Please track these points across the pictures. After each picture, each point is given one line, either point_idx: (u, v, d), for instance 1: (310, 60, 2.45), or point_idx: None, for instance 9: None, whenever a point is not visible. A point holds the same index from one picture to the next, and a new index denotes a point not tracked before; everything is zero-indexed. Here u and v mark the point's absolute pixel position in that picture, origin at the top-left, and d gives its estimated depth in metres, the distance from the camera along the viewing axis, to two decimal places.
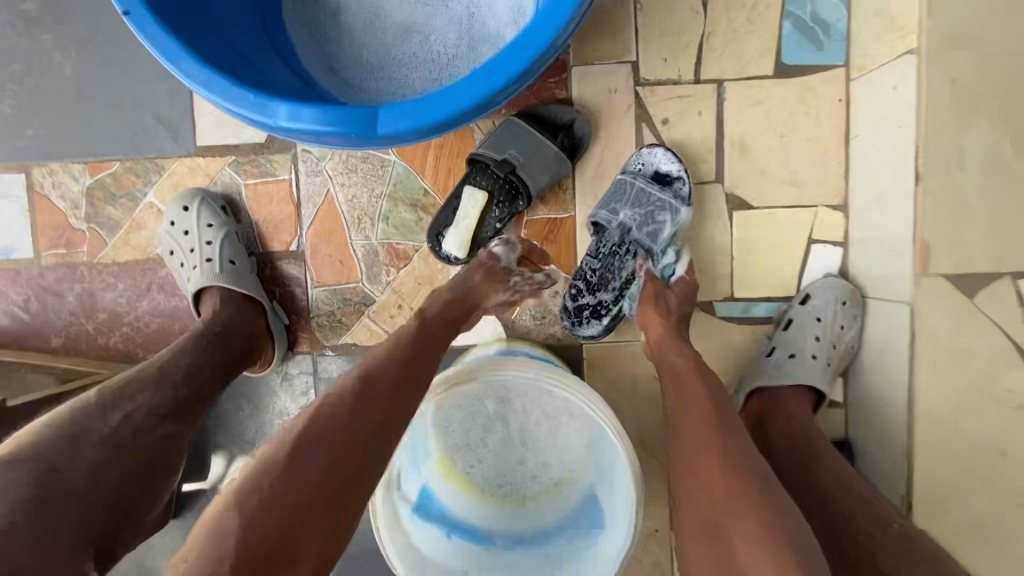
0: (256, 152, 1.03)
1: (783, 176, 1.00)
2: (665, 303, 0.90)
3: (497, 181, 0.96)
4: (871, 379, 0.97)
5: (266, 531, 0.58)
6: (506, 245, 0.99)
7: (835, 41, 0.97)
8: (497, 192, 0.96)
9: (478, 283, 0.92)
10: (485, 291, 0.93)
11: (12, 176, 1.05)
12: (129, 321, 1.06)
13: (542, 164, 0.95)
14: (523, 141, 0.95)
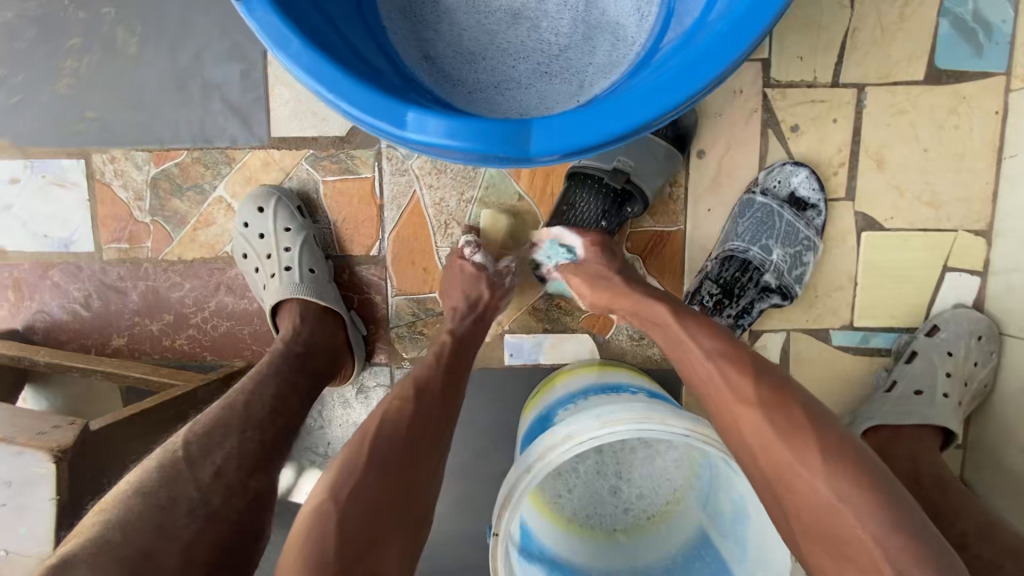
0: (336, 145, 0.93)
1: (922, 196, 0.90)
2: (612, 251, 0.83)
3: (606, 197, 0.87)
4: (1006, 422, 0.89)
5: (355, 534, 0.56)
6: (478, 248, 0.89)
7: (998, 44, 0.86)
8: (607, 209, 0.87)
9: (488, 300, 0.86)
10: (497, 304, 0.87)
11: (70, 162, 0.96)
12: (195, 323, 0.99)
13: (654, 168, 0.85)
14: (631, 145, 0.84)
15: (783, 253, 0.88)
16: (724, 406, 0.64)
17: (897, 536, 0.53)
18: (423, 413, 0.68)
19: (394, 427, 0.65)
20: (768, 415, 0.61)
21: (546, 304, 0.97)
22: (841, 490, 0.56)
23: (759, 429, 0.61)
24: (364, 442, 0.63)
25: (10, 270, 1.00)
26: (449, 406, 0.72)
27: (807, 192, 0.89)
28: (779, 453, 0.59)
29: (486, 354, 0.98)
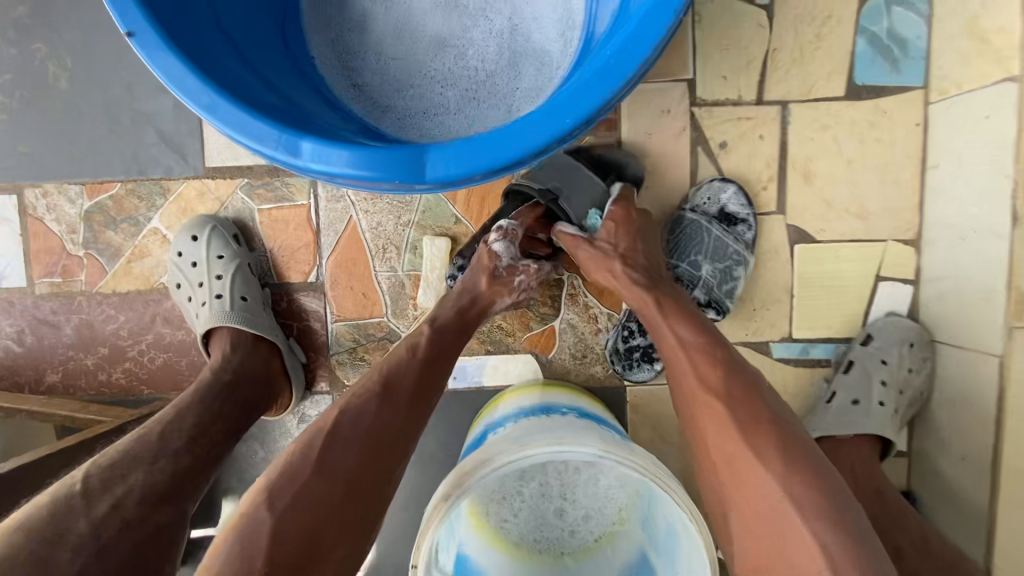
0: (270, 174, 0.93)
1: (851, 207, 0.91)
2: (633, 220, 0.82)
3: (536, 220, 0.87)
4: (944, 431, 0.88)
5: (292, 541, 0.57)
6: (505, 237, 0.83)
7: (914, 59, 0.88)
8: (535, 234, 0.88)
9: (486, 295, 0.82)
10: (492, 299, 0.83)
11: (2, 197, 0.96)
12: (130, 356, 0.97)
13: (584, 198, 0.86)
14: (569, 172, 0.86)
15: (709, 267, 0.88)
16: (689, 393, 0.66)
17: (836, 534, 0.53)
18: (383, 417, 0.67)
19: (343, 437, 0.64)
20: (734, 409, 0.62)
21: (488, 326, 0.96)
22: (787, 478, 0.57)
23: (721, 425, 0.61)
24: (316, 447, 0.63)
25: None
26: (415, 409, 0.70)
27: (736, 208, 0.89)
28: (732, 443, 0.60)
29: None
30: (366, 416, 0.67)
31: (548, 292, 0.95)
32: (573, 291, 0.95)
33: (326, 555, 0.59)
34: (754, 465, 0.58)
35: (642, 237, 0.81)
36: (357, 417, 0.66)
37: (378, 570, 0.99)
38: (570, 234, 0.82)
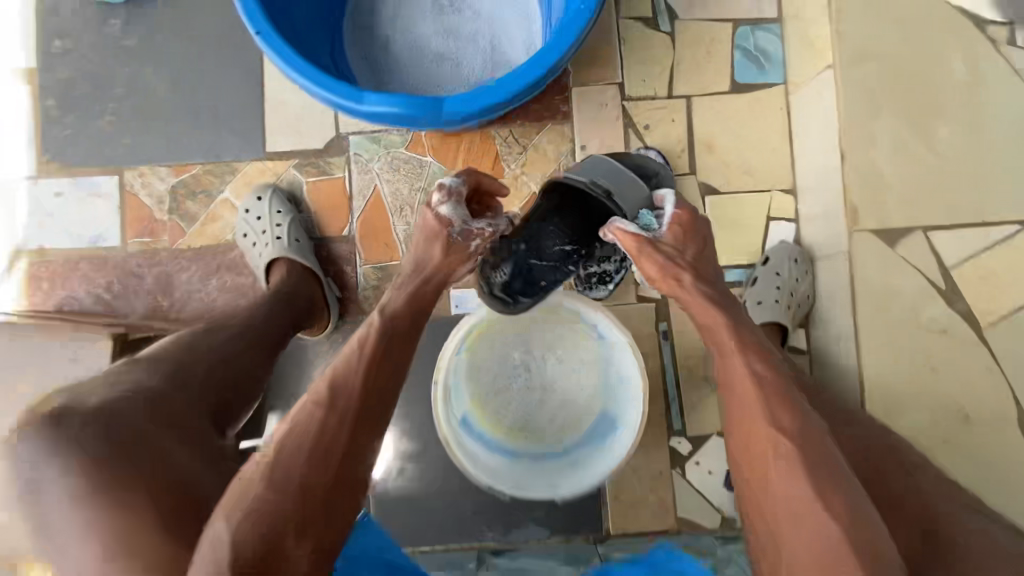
0: (316, 156, 1.25)
1: (743, 168, 1.25)
2: (696, 232, 0.90)
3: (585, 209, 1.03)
4: (827, 324, 1.19)
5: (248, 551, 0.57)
6: (449, 198, 0.88)
7: (775, 65, 1.26)
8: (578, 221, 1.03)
9: (439, 261, 0.85)
10: (448, 268, 0.86)
11: (106, 178, 1.25)
12: (199, 298, 1.24)
13: (633, 197, 0.99)
14: (616, 174, 1.02)
15: None
16: (753, 426, 0.73)
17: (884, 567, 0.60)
18: (336, 421, 0.66)
19: (333, 442, 0.65)
20: (805, 455, 0.69)
21: None
22: (838, 517, 0.63)
23: (792, 471, 0.68)
24: (270, 457, 0.63)
25: (47, 265, 1.24)
26: (362, 424, 0.68)
27: (658, 166, 1.20)
28: (804, 489, 0.66)
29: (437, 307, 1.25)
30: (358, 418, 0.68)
31: None
32: None
33: (287, 559, 0.59)
34: (808, 500, 0.65)
35: (696, 252, 0.88)
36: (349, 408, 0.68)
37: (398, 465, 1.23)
38: (634, 235, 0.87)
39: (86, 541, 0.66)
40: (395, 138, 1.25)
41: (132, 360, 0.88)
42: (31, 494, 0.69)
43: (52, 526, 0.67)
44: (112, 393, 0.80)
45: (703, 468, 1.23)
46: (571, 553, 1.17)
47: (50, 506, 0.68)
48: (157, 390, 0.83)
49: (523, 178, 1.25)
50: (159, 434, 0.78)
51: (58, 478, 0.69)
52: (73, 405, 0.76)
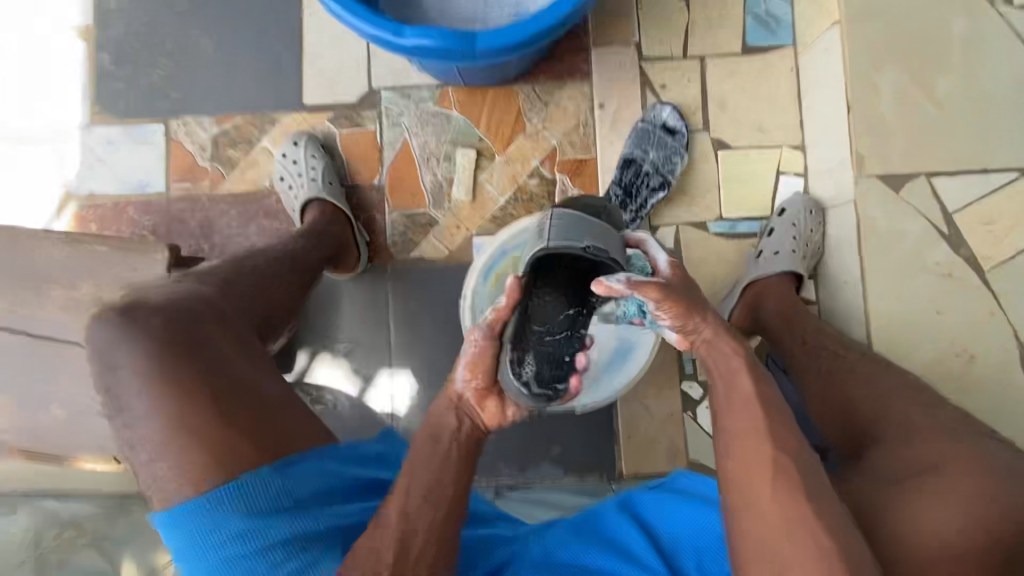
0: (349, 109, 1.33)
1: (754, 125, 1.31)
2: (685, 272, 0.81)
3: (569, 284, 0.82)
4: (833, 272, 1.23)
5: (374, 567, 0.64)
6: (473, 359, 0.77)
7: (785, 28, 1.32)
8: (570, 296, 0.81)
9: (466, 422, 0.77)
10: (483, 403, 0.78)
11: (154, 127, 1.33)
12: (237, 240, 1.31)
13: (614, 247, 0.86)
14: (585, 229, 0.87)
15: (656, 157, 1.27)
16: (752, 437, 0.70)
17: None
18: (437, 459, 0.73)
19: (439, 484, 0.71)
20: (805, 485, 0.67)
21: (503, 214, 1.31)
22: (829, 527, 0.65)
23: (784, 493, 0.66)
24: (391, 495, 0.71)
25: (97, 207, 1.32)
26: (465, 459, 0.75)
27: (674, 121, 1.29)
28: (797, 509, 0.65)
29: (459, 253, 1.30)
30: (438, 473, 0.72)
31: (545, 188, 1.31)
32: (564, 189, 1.32)
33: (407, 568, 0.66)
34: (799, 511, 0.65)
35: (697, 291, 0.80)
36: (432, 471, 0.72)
37: (421, 403, 1.28)
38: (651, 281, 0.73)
39: (150, 416, 0.68)
40: (423, 93, 1.33)
41: (184, 273, 0.89)
42: (106, 372, 0.70)
43: (116, 392, 0.70)
44: (172, 294, 0.79)
45: None
46: (587, 489, 1.21)
47: (121, 383, 0.69)
48: (212, 296, 0.84)
49: (544, 132, 1.32)
50: (214, 333, 0.77)
51: (129, 359, 0.70)
52: (140, 299, 0.75)
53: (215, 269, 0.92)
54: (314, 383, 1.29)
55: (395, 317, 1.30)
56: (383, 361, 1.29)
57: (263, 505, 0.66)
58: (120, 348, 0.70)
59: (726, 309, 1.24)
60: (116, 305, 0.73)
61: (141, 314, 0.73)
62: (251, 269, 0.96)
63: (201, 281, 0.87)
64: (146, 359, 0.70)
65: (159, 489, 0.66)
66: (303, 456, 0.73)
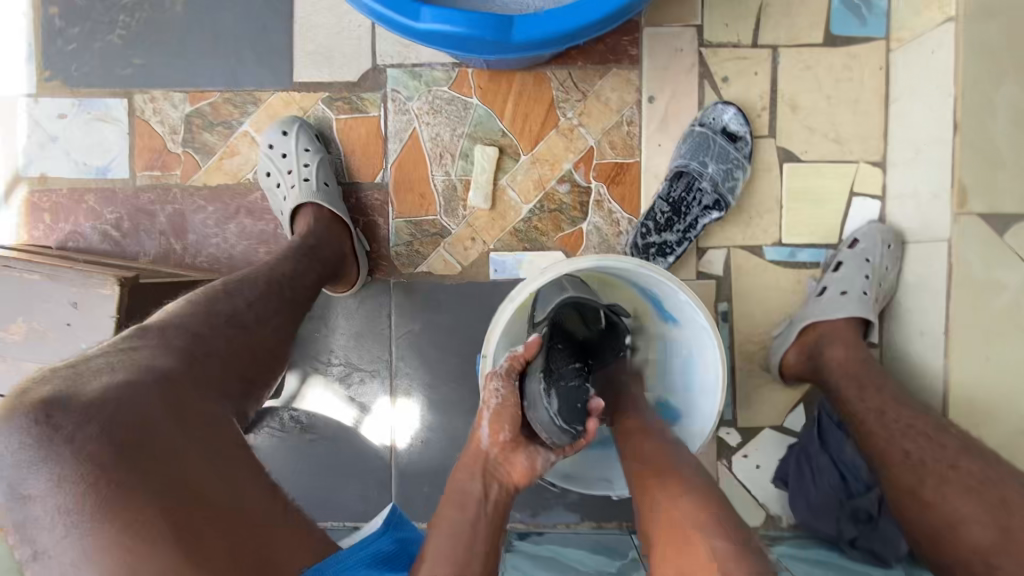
0: (349, 90, 1.11)
1: (830, 134, 1.10)
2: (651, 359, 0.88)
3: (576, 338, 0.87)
4: (907, 315, 1.06)
5: None
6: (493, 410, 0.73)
7: (879, 15, 1.09)
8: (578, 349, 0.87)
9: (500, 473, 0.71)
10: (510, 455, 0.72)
11: (114, 100, 1.12)
12: (215, 242, 1.12)
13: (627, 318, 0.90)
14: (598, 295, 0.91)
15: (714, 169, 1.07)
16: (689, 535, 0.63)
17: None
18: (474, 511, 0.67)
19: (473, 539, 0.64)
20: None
21: (525, 226, 1.12)
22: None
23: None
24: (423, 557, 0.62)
25: (50, 194, 1.12)
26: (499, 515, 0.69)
27: (737, 126, 1.09)
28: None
29: (473, 270, 1.13)
30: (469, 549, 0.63)
31: (577, 197, 1.12)
32: (599, 198, 1.12)
33: None
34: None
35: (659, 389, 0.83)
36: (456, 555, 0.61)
37: (424, 437, 1.14)
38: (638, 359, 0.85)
39: (84, 567, 0.46)
40: (437, 74, 1.11)
41: (143, 330, 0.68)
42: (14, 503, 0.48)
43: (31, 533, 0.47)
44: (116, 376, 0.57)
45: (750, 462, 1.14)
46: (606, 543, 1.09)
47: (36, 522, 0.47)
48: (171, 370, 0.62)
49: (580, 129, 1.11)
50: (170, 429, 0.55)
51: (50, 486, 0.48)
52: (69, 391, 0.53)
53: (183, 309, 0.73)
54: (304, 408, 1.14)
55: (397, 340, 1.13)
56: (383, 388, 1.14)
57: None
58: (35, 467, 0.48)
59: (779, 349, 1.08)
60: (39, 398, 0.52)
61: (65, 419, 0.51)
62: (228, 314, 0.76)
63: (166, 341, 0.67)
64: (76, 484, 0.48)
65: None
66: (326, 565, 0.56)
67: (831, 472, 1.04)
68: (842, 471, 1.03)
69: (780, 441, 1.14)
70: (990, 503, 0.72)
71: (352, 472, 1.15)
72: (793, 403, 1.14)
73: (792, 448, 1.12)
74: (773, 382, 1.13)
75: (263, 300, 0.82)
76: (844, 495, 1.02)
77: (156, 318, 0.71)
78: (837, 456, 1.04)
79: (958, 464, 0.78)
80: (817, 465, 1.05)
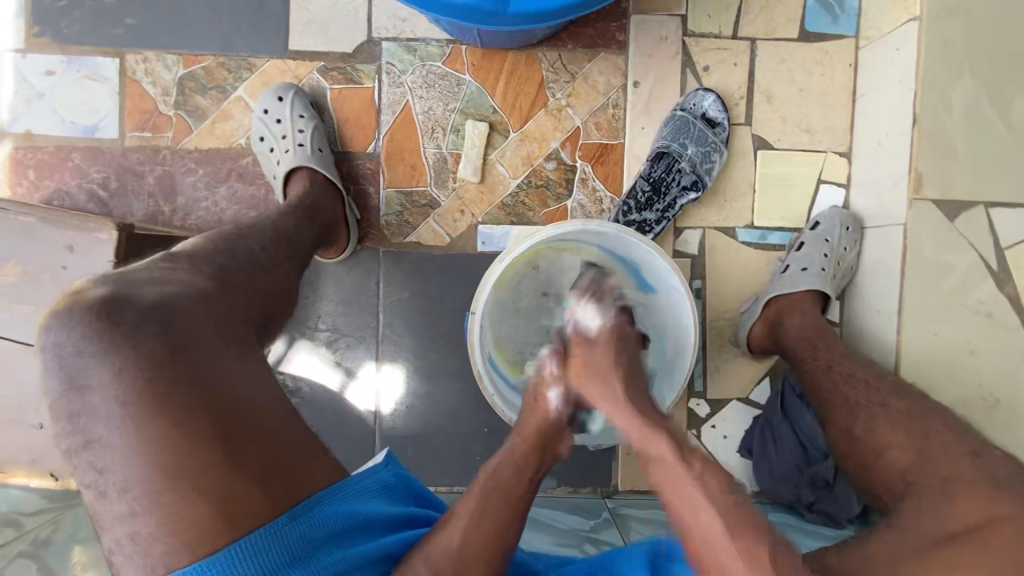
0: (343, 61, 1.13)
1: (801, 124, 1.17)
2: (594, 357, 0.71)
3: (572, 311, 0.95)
4: (864, 295, 1.14)
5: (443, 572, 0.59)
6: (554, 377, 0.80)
7: (849, 15, 1.16)
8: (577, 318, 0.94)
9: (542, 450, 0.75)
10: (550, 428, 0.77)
11: (105, 60, 1.11)
12: (205, 206, 1.13)
13: None
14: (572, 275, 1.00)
15: (692, 151, 1.12)
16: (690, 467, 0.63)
17: None
18: (515, 483, 0.70)
19: (512, 501, 0.68)
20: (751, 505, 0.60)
21: (513, 200, 1.16)
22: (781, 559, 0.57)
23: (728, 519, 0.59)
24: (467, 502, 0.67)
25: (35, 151, 1.12)
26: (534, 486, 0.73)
27: (716, 113, 1.15)
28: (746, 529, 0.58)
29: (461, 241, 1.16)
30: (510, 510, 0.67)
31: (563, 175, 1.16)
32: (584, 177, 1.17)
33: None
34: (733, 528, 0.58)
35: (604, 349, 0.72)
36: (500, 520, 0.65)
37: (407, 402, 1.17)
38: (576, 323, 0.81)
39: (134, 457, 0.49)
40: (432, 50, 1.14)
41: (171, 254, 0.70)
42: (75, 394, 0.51)
43: (86, 422, 0.50)
44: (166, 289, 0.60)
45: (718, 432, 1.21)
46: (581, 505, 1.15)
47: (91, 410, 0.50)
48: (210, 291, 0.65)
49: (567, 110, 1.16)
50: (215, 343, 0.58)
51: (109, 378, 0.51)
52: (128, 293, 0.56)
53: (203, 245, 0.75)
54: (289, 371, 1.16)
55: (384, 307, 1.16)
56: (369, 354, 1.17)
57: (275, 561, 0.51)
58: (92, 362, 0.52)
59: (745, 323, 1.14)
60: (96, 300, 0.55)
61: (125, 318, 0.54)
62: (247, 254, 0.78)
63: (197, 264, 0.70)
64: (135, 380, 0.51)
65: (141, 557, 0.48)
66: (319, 498, 0.57)
67: (790, 440, 1.10)
68: (801, 440, 1.09)
69: (746, 413, 1.21)
70: (917, 436, 0.82)
71: (334, 435, 1.17)
72: (759, 377, 1.21)
73: (756, 420, 1.18)
74: (741, 356, 1.20)
75: (276, 247, 0.85)
76: (802, 462, 1.08)
77: (187, 246, 0.74)
78: (797, 425, 1.09)
79: (887, 402, 0.88)
80: (778, 433, 1.12)
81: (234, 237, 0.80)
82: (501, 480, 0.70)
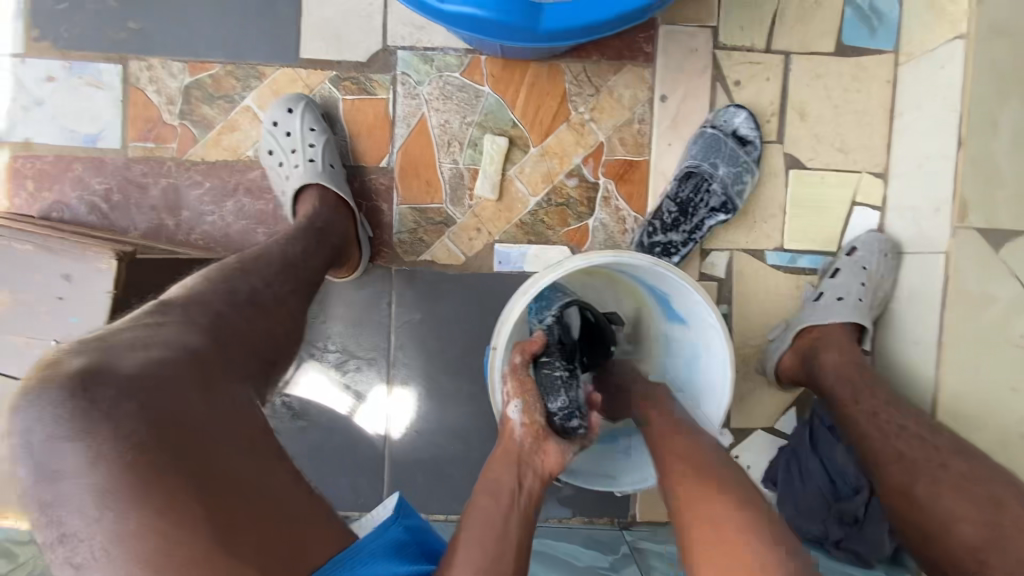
0: (357, 70, 1.08)
1: (835, 143, 1.12)
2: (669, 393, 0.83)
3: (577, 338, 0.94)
4: (899, 324, 1.09)
5: None
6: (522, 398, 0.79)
7: (888, 28, 1.10)
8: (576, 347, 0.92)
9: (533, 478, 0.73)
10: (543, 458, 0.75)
11: (108, 66, 1.06)
12: (210, 220, 1.08)
13: None
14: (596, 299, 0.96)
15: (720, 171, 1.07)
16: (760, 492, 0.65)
17: None
18: (502, 509, 0.67)
19: (503, 534, 0.64)
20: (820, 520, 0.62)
21: (532, 219, 1.11)
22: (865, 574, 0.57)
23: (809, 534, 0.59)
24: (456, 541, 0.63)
25: (34, 161, 1.07)
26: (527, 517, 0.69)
27: (746, 130, 1.09)
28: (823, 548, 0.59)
29: (477, 261, 1.11)
30: (503, 543, 0.63)
31: (585, 192, 1.11)
32: (607, 195, 1.12)
33: None
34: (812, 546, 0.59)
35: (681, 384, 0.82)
36: (491, 551, 0.61)
37: (419, 427, 1.13)
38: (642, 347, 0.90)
39: (117, 553, 0.44)
40: (450, 59, 1.08)
41: (162, 305, 0.65)
42: (47, 484, 0.45)
43: (60, 513, 0.45)
44: (151, 355, 0.55)
45: (741, 462, 1.16)
46: (598, 538, 1.10)
47: (65, 501, 0.45)
48: (198, 348, 0.60)
49: (591, 124, 1.10)
50: (204, 412, 0.53)
51: (83, 465, 0.45)
52: (107, 363, 0.51)
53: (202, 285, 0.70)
54: (296, 393, 1.12)
55: (396, 328, 1.11)
56: (379, 376, 1.12)
57: None
58: (64, 447, 0.46)
59: (774, 352, 1.09)
60: (69, 373, 0.50)
61: (103, 392, 0.49)
62: None
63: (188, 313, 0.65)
64: (114, 463, 0.45)
65: None
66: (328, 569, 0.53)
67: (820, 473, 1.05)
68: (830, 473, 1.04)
69: (771, 443, 1.16)
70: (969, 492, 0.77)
71: (343, 460, 1.13)
72: (785, 406, 1.16)
73: (782, 450, 1.13)
74: (767, 384, 1.15)
75: (281, 278, 0.80)
76: (831, 496, 1.04)
77: (175, 295, 0.69)
78: (827, 458, 1.05)
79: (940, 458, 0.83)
80: (806, 466, 1.07)
81: (234, 272, 0.76)
82: (483, 507, 0.67)
